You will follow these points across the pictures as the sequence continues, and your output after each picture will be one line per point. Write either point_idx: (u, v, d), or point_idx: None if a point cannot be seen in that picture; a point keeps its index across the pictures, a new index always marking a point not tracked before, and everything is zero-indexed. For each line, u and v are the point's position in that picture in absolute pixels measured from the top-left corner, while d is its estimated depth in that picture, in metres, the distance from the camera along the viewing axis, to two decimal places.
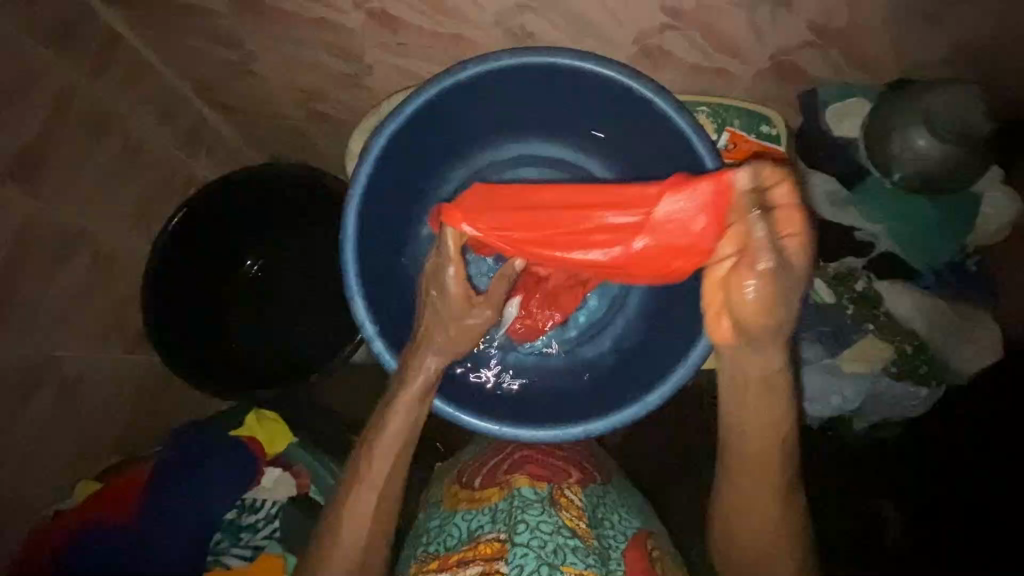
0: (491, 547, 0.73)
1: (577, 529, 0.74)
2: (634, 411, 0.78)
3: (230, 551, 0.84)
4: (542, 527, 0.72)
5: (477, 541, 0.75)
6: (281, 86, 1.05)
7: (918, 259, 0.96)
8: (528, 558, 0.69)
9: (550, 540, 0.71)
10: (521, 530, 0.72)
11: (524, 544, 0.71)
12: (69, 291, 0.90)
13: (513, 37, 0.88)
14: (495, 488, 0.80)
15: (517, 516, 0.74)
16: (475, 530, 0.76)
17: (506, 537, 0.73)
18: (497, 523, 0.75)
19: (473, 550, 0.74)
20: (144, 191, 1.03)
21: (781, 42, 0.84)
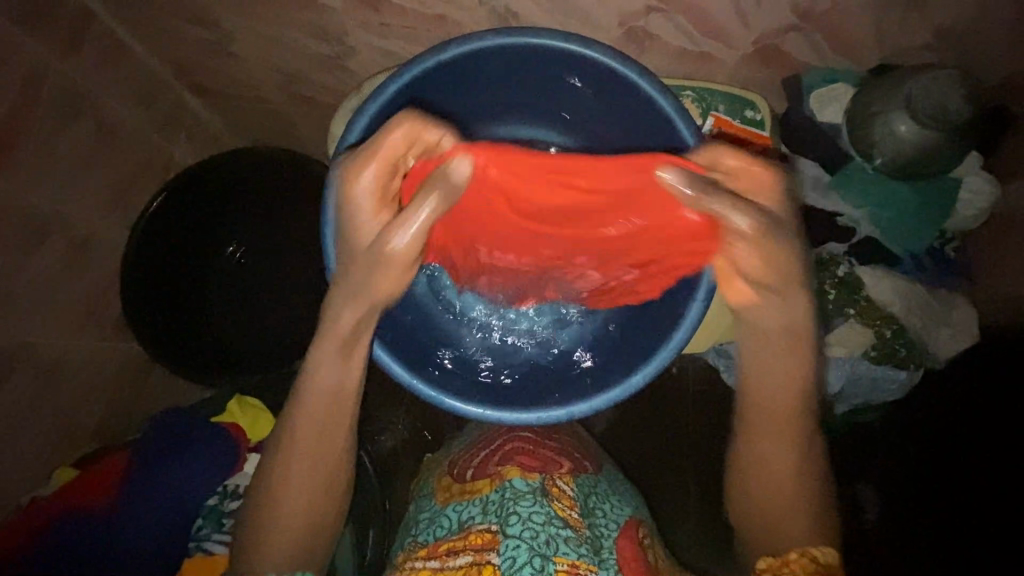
0: (482, 538, 0.74)
1: (569, 520, 0.75)
2: (617, 394, 0.79)
3: (211, 537, 0.84)
4: (534, 519, 0.73)
5: (468, 532, 0.75)
6: (261, 68, 1.04)
7: (899, 244, 0.97)
8: (520, 550, 0.70)
9: (542, 531, 0.72)
10: (513, 522, 0.73)
11: (516, 536, 0.72)
12: (41, 275, 0.88)
13: (497, 17, 0.87)
14: (487, 480, 0.80)
15: (508, 508, 0.74)
16: (466, 521, 0.77)
17: (498, 529, 0.74)
18: (488, 514, 0.76)
19: (465, 539, 0.75)
20: (120, 174, 1.01)
21: (764, 27, 0.84)
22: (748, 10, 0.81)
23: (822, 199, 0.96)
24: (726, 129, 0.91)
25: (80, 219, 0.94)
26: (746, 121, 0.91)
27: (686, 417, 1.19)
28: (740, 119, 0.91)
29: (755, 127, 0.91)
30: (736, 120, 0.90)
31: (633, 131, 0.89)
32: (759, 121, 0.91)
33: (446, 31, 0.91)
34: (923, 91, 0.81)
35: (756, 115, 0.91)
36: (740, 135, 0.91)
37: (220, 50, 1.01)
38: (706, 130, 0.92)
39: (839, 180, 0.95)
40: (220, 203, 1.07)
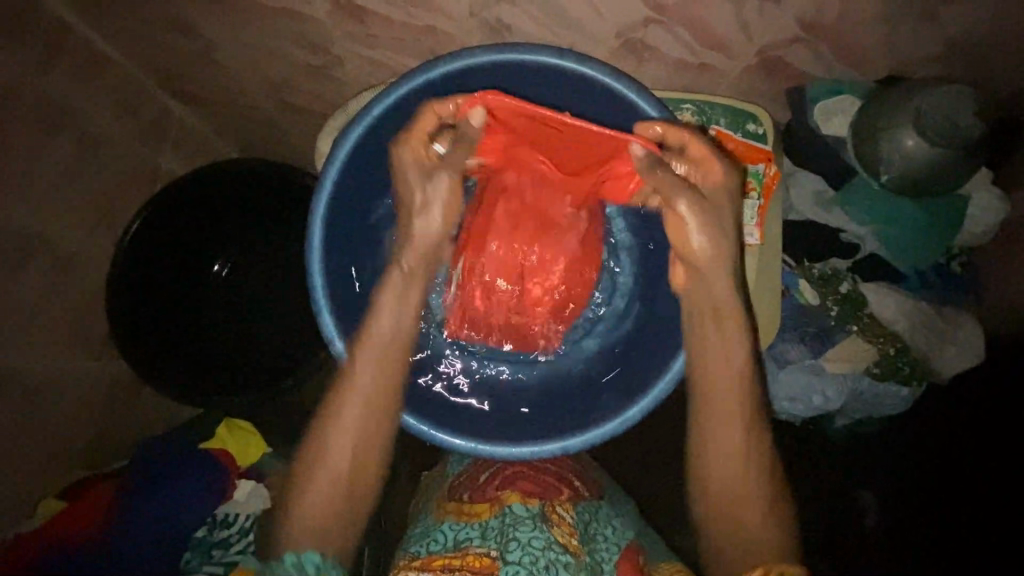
0: (480, 561, 0.72)
1: (569, 545, 0.74)
2: (611, 428, 0.78)
3: (200, 569, 0.82)
4: (534, 543, 0.72)
5: (464, 551, 0.74)
6: (246, 76, 1.00)
7: (903, 260, 0.95)
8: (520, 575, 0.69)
9: (541, 556, 0.71)
10: (513, 548, 0.72)
11: (515, 561, 0.70)
12: (25, 299, 0.86)
13: (490, 29, 0.83)
14: (487, 504, 0.80)
15: (508, 534, 0.74)
16: (463, 542, 0.75)
17: (497, 554, 0.72)
18: (487, 539, 0.75)
19: (461, 558, 0.73)
20: (104, 190, 0.98)
21: (769, 38, 0.80)
22: (751, 22, 0.78)
23: (826, 215, 0.94)
24: (727, 144, 0.88)
25: (64, 239, 0.92)
26: (747, 135, 0.88)
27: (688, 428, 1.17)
28: (741, 132, 0.88)
29: (756, 141, 0.88)
30: (738, 134, 0.87)
31: None
32: (760, 134, 0.88)
33: (437, 42, 0.87)
34: (935, 106, 0.78)
35: (758, 128, 0.88)
36: (742, 150, 0.88)
37: (204, 58, 0.98)
38: None
39: (843, 195, 0.93)
40: (204, 216, 1.04)
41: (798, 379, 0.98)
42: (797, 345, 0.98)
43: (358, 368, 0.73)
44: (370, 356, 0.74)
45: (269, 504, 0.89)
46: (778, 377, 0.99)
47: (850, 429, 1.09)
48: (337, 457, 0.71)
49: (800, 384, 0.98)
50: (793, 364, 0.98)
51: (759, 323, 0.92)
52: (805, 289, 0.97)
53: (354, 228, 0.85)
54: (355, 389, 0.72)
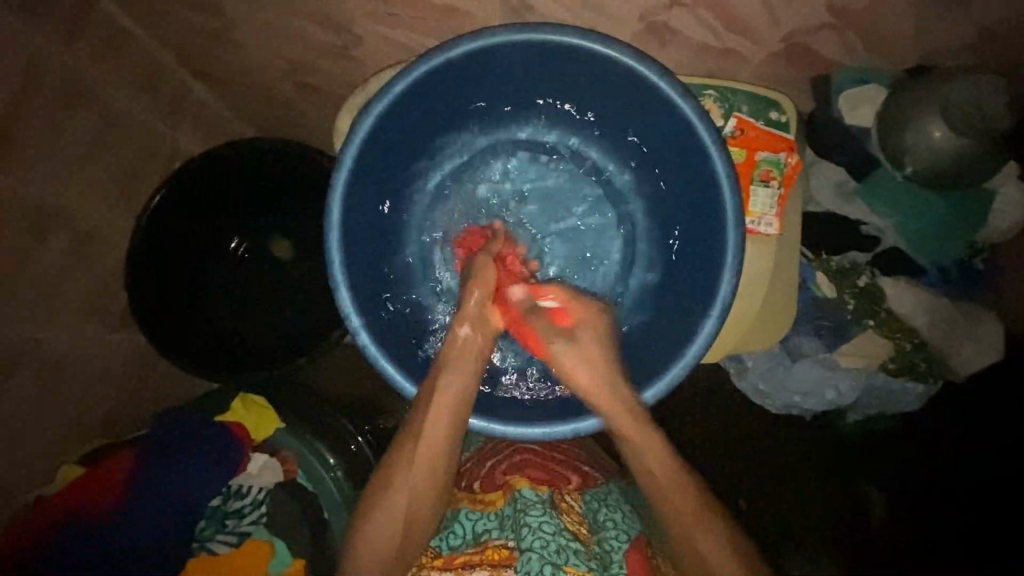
0: (498, 554, 0.73)
1: (578, 533, 0.75)
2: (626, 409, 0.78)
3: (215, 538, 0.87)
4: (544, 529, 0.72)
5: (483, 545, 0.74)
6: (266, 56, 1.00)
7: (924, 255, 0.94)
8: (532, 562, 0.70)
9: (553, 541, 0.71)
10: (525, 534, 0.72)
11: (529, 549, 0.71)
12: (46, 269, 0.87)
13: (511, 10, 0.83)
14: (499, 492, 0.80)
15: (520, 520, 0.73)
16: (481, 534, 0.76)
17: (514, 545, 0.73)
18: (504, 529, 0.75)
19: (480, 554, 0.74)
20: (124, 165, 0.99)
21: (794, 23, 0.79)
22: (778, 5, 0.77)
23: (846, 207, 0.92)
24: (748, 132, 0.87)
25: (85, 211, 0.93)
26: (770, 123, 0.86)
27: (695, 424, 1.15)
28: (764, 121, 0.86)
29: (777, 129, 0.87)
30: (759, 121, 0.86)
31: (648, 133, 0.85)
32: (783, 122, 0.86)
33: (458, 22, 0.87)
34: (959, 98, 0.77)
35: (781, 116, 0.86)
36: (763, 138, 0.87)
37: (225, 37, 0.98)
38: (727, 131, 0.87)
39: (865, 186, 0.91)
40: (222, 198, 1.06)
41: (812, 374, 0.98)
42: (811, 337, 0.97)
43: (445, 397, 0.76)
44: (446, 396, 0.76)
45: (282, 479, 0.90)
46: (791, 369, 0.99)
47: (865, 426, 1.08)
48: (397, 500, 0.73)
49: (813, 379, 0.98)
50: (806, 358, 0.98)
51: (774, 315, 0.92)
52: (821, 281, 0.97)
53: (369, 208, 0.85)
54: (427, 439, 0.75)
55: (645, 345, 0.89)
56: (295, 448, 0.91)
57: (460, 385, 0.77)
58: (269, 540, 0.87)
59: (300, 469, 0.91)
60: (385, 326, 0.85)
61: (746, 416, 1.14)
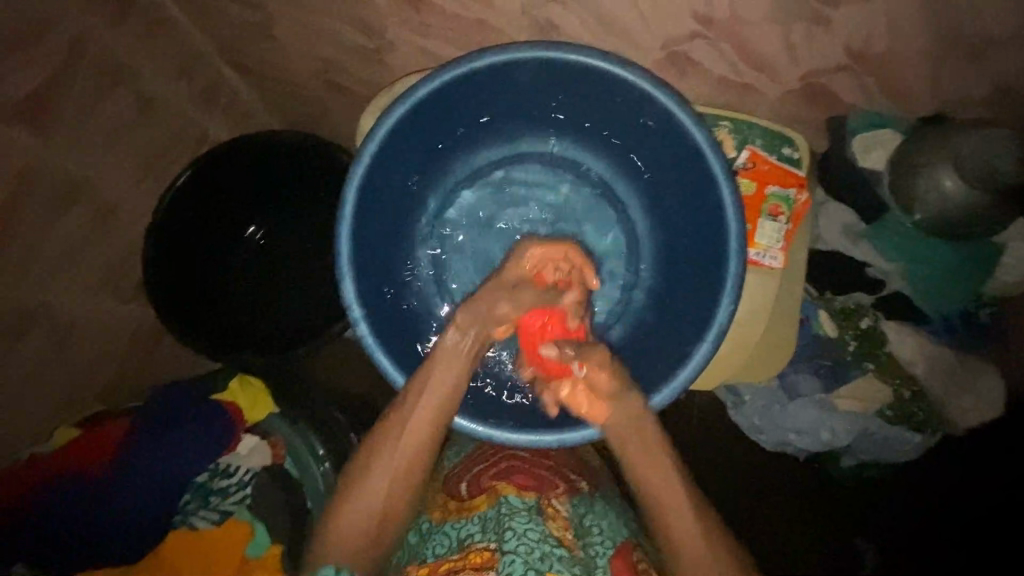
0: (482, 556, 0.67)
1: (563, 539, 0.70)
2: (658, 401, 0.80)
3: (196, 513, 0.84)
4: (529, 535, 0.68)
5: (466, 550, 0.69)
6: (300, 53, 1.05)
7: (930, 302, 0.93)
8: (516, 565, 0.65)
9: (537, 547, 0.67)
10: (509, 537, 0.67)
11: (512, 551, 0.66)
12: (68, 237, 0.91)
13: (539, 29, 0.86)
14: (483, 497, 0.75)
15: (504, 523, 0.69)
16: (465, 539, 0.71)
17: (497, 547, 0.67)
18: (486, 532, 0.70)
19: (463, 559, 0.68)
20: (154, 145, 1.03)
21: (812, 64, 0.81)
22: (797, 44, 0.79)
23: (854, 247, 0.93)
24: (760, 165, 0.88)
25: (111, 184, 0.97)
26: (782, 158, 0.88)
27: (689, 456, 1.13)
28: (776, 156, 0.88)
29: (790, 165, 0.88)
30: (771, 156, 0.88)
31: (658, 157, 0.87)
32: (795, 159, 0.88)
33: (485, 36, 0.90)
34: (973, 149, 0.78)
35: (794, 153, 0.88)
36: (774, 173, 0.88)
37: (262, 32, 1.02)
38: (739, 163, 0.89)
39: (873, 229, 0.91)
40: (243, 182, 1.08)
41: (808, 413, 0.98)
42: (810, 376, 0.97)
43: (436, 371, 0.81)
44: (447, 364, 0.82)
45: (269, 463, 0.90)
46: (788, 407, 0.99)
47: (858, 473, 1.06)
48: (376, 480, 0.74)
49: (810, 418, 0.98)
50: (803, 397, 0.98)
51: (772, 346, 0.93)
52: (823, 320, 0.97)
53: (382, 206, 0.87)
54: (409, 424, 0.77)
55: (650, 355, 0.90)
56: (286, 433, 0.93)
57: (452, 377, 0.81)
58: (248, 520, 0.84)
59: (288, 455, 0.92)
60: (388, 321, 0.87)
61: (743, 450, 1.13)
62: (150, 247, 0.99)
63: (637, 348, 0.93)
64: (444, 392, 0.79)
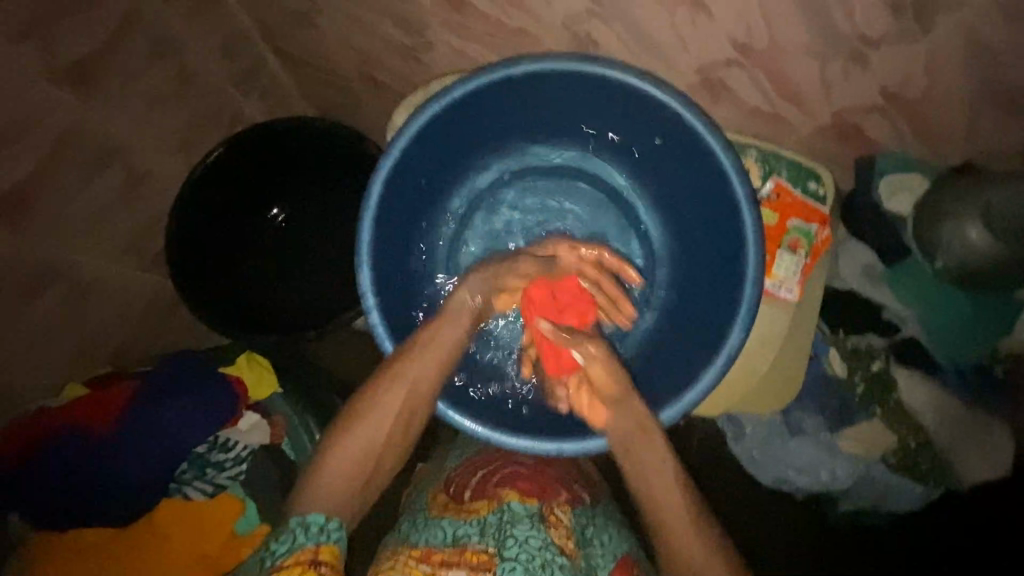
0: (479, 557, 0.67)
1: (565, 547, 0.71)
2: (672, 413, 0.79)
3: (191, 483, 0.86)
4: (531, 543, 0.69)
5: (463, 548, 0.69)
6: (341, 45, 1.07)
7: (942, 350, 0.92)
8: (517, 573, 0.66)
9: (538, 556, 0.68)
10: (510, 545, 0.68)
11: (513, 559, 0.67)
12: (98, 200, 0.93)
13: (577, 42, 0.87)
14: (486, 500, 0.75)
15: (507, 530, 0.70)
16: (462, 538, 0.70)
17: (496, 551, 0.68)
18: (486, 536, 0.70)
19: (460, 555, 0.68)
20: (192, 119, 1.06)
21: (846, 101, 0.81)
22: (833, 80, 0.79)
23: (870, 288, 0.93)
24: (785, 197, 0.88)
25: (146, 153, 0.99)
26: (807, 193, 0.88)
27: None
28: (801, 190, 0.88)
29: (815, 201, 0.88)
30: (796, 190, 0.88)
31: (683, 178, 0.87)
32: (820, 195, 0.88)
33: (524, 44, 0.91)
34: (1003, 202, 0.78)
35: (819, 188, 0.88)
36: (799, 206, 0.88)
37: (307, 21, 1.05)
38: (764, 193, 0.89)
39: (893, 271, 0.91)
40: (275, 164, 1.11)
41: (808, 451, 0.97)
42: (813, 414, 0.96)
43: (444, 324, 0.82)
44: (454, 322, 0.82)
45: (268, 441, 0.91)
46: (788, 443, 0.98)
47: (857, 518, 1.05)
48: (366, 431, 0.71)
49: (809, 456, 0.97)
50: (805, 434, 0.97)
51: (785, 379, 0.93)
52: (833, 360, 0.96)
53: (405, 200, 0.88)
54: (405, 375, 0.76)
55: (656, 376, 0.90)
56: (287, 414, 0.93)
57: (455, 336, 0.82)
58: (242, 498, 0.85)
59: (286, 436, 0.92)
60: (398, 312, 0.88)
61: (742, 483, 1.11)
62: (177, 219, 1.02)
63: (648, 365, 0.93)
64: (448, 349, 0.80)
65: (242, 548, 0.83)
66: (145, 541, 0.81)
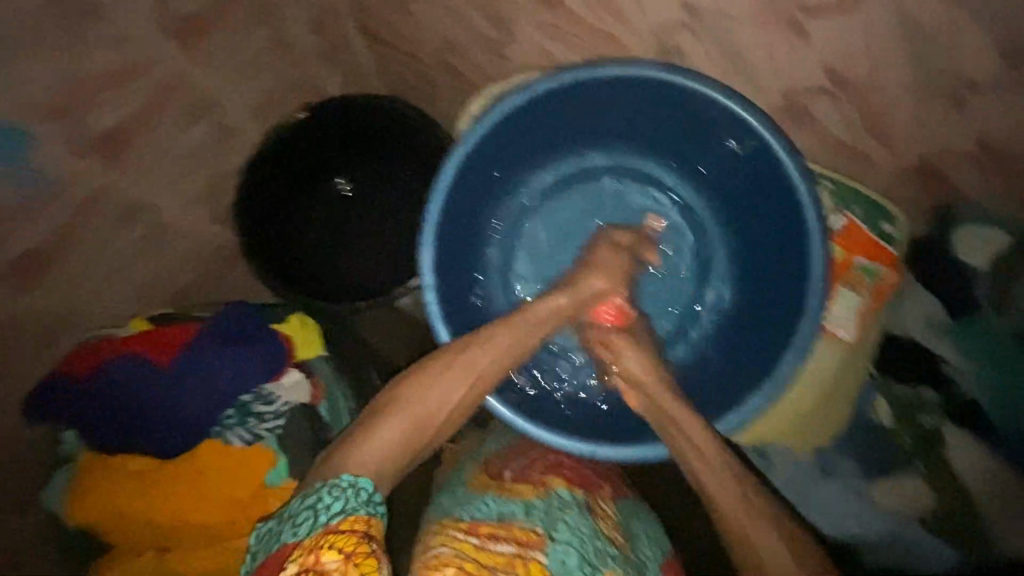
0: (528, 535, 0.67)
1: (613, 538, 0.72)
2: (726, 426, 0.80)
3: (233, 430, 0.88)
4: (582, 529, 0.70)
5: (508, 524, 0.68)
6: (426, 30, 1.09)
7: (1001, 413, 0.86)
8: (570, 554, 0.66)
9: (590, 542, 0.69)
10: (561, 528, 0.69)
11: (564, 541, 0.67)
12: (181, 149, 0.98)
13: (664, 52, 0.87)
14: (530, 485, 0.75)
15: (557, 515, 0.70)
16: (507, 513, 0.70)
17: (545, 532, 0.68)
18: (533, 516, 0.70)
19: (506, 530, 0.67)
20: (276, 85, 1.09)
21: (939, 145, 0.78)
22: (929, 121, 0.75)
23: (931, 339, 0.88)
24: (853, 234, 0.87)
25: (230, 111, 1.03)
26: (879, 233, 0.85)
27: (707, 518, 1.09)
28: (874, 229, 0.85)
29: (885, 242, 0.86)
30: (868, 228, 0.85)
31: (756, 201, 0.86)
32: (893, 237, 0.85)
33: (609, 48, 0.91)
34: None
35: (893, 230, 0.85)
36: (867, 246, 0.86)
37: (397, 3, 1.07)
38: (833, 227, 0.88)
39: (959, 325, 0.87)
40: (349, 139, 1.14)
41: (840, 498, 0.95)
42: (854, 462, 0.93)
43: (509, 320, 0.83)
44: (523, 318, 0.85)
45: (306, 401, 0.92)
46: (819, 487, 0.96)
47: None
48: (420, 403, 0.74)
49: (841, 504, 0.95)
50: (841, 481, 0.94)
51: (828, 418, 0.91)
52: (881, 408, 0.93)
53: (474, 187, 0.89)
54: (468, 358, 0.79)
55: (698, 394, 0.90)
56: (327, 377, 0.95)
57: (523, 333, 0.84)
58: (276, 450, 0.87)
59: (324, 400, 0.94)
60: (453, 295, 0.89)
61: None
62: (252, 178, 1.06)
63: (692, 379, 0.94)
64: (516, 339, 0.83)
65: (269, 500, 0.86)
66: (185, 475, 0.85)
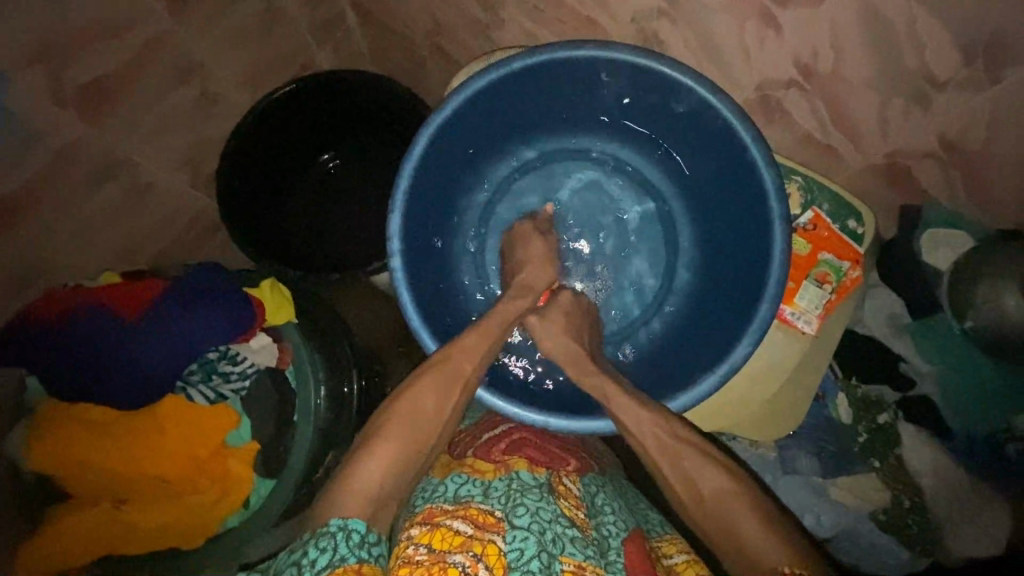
0: (485, 518, 0.65)
1: (576, 520, 0.69)
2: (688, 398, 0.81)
3: (197, 387, 0.91)
4: (542, 514, 0.66)
5: (465, 506, 0.67)
6: (418, 10, 1.11)
7: (954, 414, 0.89)
8: (528, 543, 0.63)
9: (548, 528, 0.65)
10: (520, 513, 0.65)
11: (522, 527, 0.64)
12: (167, 110, 0.99)
13: (644, 40, 0.88)
14: (492, 466, 0.74)
15: (515, 498, 0.67)
16: (464, 497, 0.68)
17: (503, 516, 0.66)
18: (492, 499, 0.68)
19: (463, 511, 0.66)
20: (267, 56, 1.11)
21: (901, 143, 0.79)
22: (892, 119, 0.77)
23: (892, 337, 0.91)
24: (820, 229, 0.88)
25: (219, 78, 1.05)
26: (844, 230, 0.87)
27: (664, 500, 1.11)
28: (840, 225, 0.87)
29: (850, 239, 0.87)
30: (834, 224, 0.87)
31: (725, 194, 0.88)
32: (858, 234, 0.86)
33: (592, 35, 0.93)
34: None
35: (859, 228, 0.86)
36: (833, 241, 0.87)
37: None
38: (801, 222, 0.88)
39: (920, 325, 0.90)
40: (335, 113, 1.16)
41: (799, 494, 0.95)
42: (811, 455, 0.95)
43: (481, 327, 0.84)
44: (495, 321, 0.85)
45: (273, 365, 0.95)
46: (778, 482, 0.96)
47: None
48: (402, 427, 0.73)
49: (800, 499, 0.95)
50: (798, 475, 0.95)
51: (784, 410, 0.92)
52: (840, 405, 0.95)
53: (447, 160, 0.90)
54: (446, 367, 0.79)
55: (659, 370, 0.93)
56: (296, 344, 0.95)
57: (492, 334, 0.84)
58: (237, 411, 0.91)
59: (291, 364, 0.95)
60: (421, 265, 0.91)
61: None
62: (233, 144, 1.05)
63: (655, 356, 0.97)
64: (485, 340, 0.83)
65: (232, 457, 0.90)
66: (143, 430, 0.86)
